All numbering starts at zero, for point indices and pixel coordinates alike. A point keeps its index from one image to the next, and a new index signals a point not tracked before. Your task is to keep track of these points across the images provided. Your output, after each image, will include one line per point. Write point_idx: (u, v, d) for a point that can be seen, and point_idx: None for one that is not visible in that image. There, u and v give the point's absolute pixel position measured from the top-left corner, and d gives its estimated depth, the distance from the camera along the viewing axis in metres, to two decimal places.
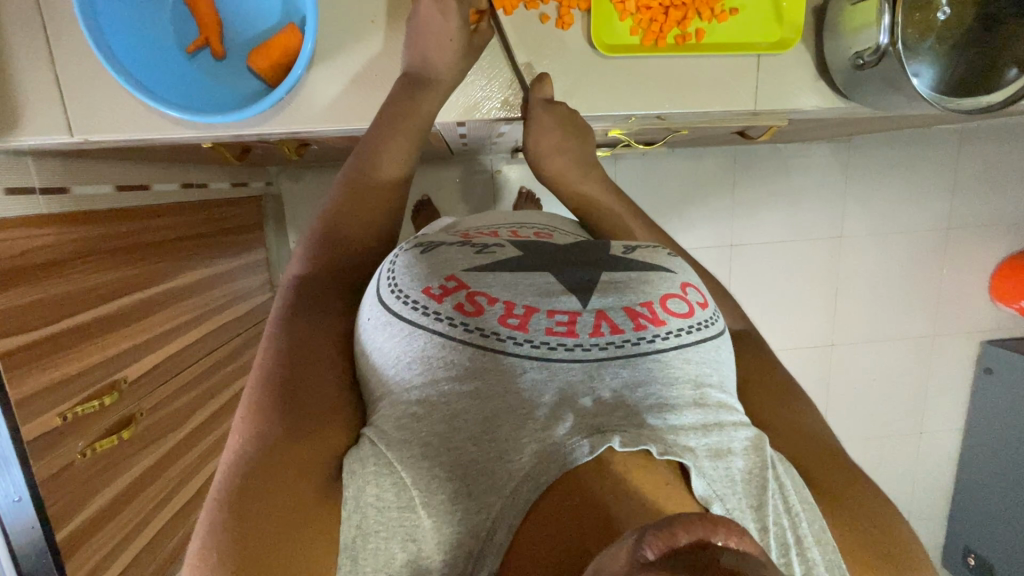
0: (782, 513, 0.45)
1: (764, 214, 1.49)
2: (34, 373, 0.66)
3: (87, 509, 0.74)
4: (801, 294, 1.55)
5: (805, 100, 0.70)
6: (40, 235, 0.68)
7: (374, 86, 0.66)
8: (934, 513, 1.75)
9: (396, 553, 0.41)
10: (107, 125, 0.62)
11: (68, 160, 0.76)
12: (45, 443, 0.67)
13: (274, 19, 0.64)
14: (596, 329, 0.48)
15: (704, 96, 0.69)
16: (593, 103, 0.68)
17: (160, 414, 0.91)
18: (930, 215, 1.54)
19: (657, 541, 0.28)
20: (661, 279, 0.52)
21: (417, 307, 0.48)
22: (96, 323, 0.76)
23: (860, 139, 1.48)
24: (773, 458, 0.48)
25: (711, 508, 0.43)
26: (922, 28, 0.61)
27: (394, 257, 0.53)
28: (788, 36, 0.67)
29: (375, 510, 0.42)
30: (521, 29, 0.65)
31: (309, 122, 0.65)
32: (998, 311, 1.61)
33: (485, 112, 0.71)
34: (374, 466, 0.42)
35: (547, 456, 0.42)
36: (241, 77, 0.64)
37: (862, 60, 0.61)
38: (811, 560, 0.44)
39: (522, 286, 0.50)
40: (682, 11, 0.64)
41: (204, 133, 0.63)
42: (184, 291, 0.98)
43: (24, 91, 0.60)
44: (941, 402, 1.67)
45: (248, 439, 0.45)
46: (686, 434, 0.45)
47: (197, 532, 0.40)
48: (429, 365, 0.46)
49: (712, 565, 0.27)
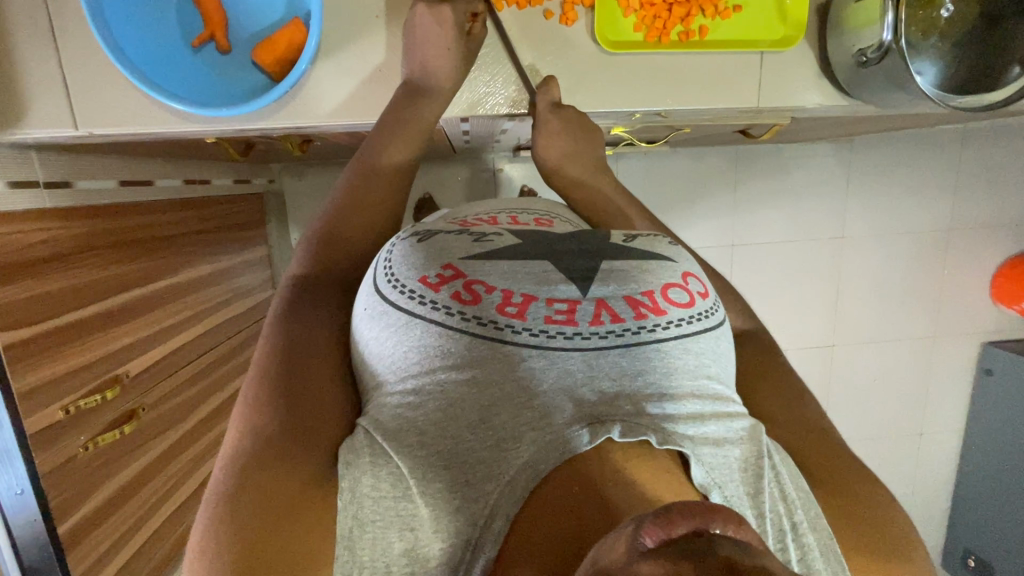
0: (779, 501, 0.45)
1: (765, 214, 1.50)
2: (35, 366, 0.66)
3: (89, 502, 0.74)
4: (802, 294, 1.55)
5: (808, 98, 0.70)
6: (44, 230, 0.69)
7: (378, 80, 0.66)
8: (934, 514, 1.75)
9: (394, 542, 0.41)
10: (111, 119, 0.62)
11: (72, 155, 0.77)
12: (47, 437, 0.67)
13: (280, 13, 0.64)
14: (596, 318, 0.47)
15: (707, 92, 0.69)
16: (597, 99, 0.68)
17: (161, 410, 0.91)
18: (931, 216, 1.54)
19: (655, 529, 0.29)
20: (662, 268, 0.52)
21: (413, 295, 0.48)
22: (98, 318, 0.76)
23: (861, 139, 1.48)
24: (769, 447, 0.48)
25: (710, 495, 0.44)
26: (926, 26, 0.62)
27: (391, 246, 0.53)
28: (792, 33, 0.67)
29: (371, 500, 0.41)
30: (526, 27, 0.65)
31: (313, 117, 0.65)
32: (999, 312, 1.61)
33: (490, 107, 0.70)
34: (370, 457, 0.43)
35: (546, 445, 0.43)
36: (245, 71, 0.65)
37: (865, 57, 0.62)
38: (806, 547, 0.44)
39: (521, 274, 0.50)
40: (685, 7, 0.64)
41: (208, 127, 0.64)
42: (185, 287, 0.98)
43: (29, 85, 0.60)
44: (941, 403, 1.67)
45: (243, 433, 0.45)
46: (684, 423, 0.46)
47: (197, 527, 0.40)
48: (426, 354, 0.46)
49: (710, 550, 0.27)
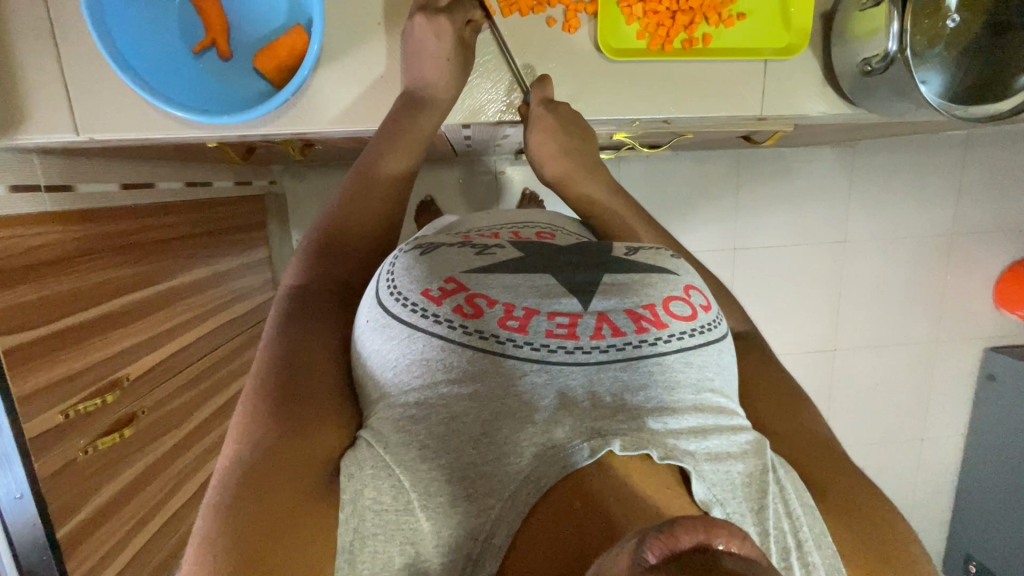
0: (783, 517, 0.44)
1: (767, 218, 1.49)
2: (37, 370, 0.66)
3: (88, 506, 0.74)
4: (803, 299, 1.55)
5: (812, 106, 0.70)
6: (46, 233, 0.69)
7: (379, 87, 0.66)
8: (934, 520, 1.74)
9: (395, 556, 0.41)
10: (112, 123, 0.62)
11: (73, 157, 0.77)
12: (46, 441, 0.67)
13: (281, 19, 0.64)
14: (597, 332, 0.47)
15: (710, 100, 0.68)
16: (599, 107, 0.68)
17: (159, 412, 0.91)
18: (934, 220, 1.53)
19: (659, 545, 0.28)
20: (665, 281, 0.52)
21: (415, 309, 0.48)
22: (99, 321, 0.76)
23: (865, 143, 1.47)
24: (772, 461, 0.48)
25: (711, 512, 0.43)
26: (932, 35, 0.61)
27: (393, 258, 0.53)
28: (796, 41, 0.67)
29: (373, 513, 0.41)
30: (527, 34, 0.65)
31: (315, 124, 0.65)
32: (1002, 318, 1.60)
33: (490, 114, 0.70)
34: (373, 469, 0.42)
35: (548, 458, 0.43)
36: (247, 77, 0.64)
37: (870, 66, 0.61)
38: (811, 563, 0.43)
39: (522, 288, 0.50)
40: (689, 15, 0.64)
41: (209, 133, 0.63)
42: (186, 289, 0.98)
43: (30, 91, 0.60)
44: (942, 409, 1.66)
45: (243, 445, 0.44)
46: (686, 438, 0.45)
47: (195, 536, 0.40)
48: (428, 369, 0.46)
49: (715, 568, 0.27)
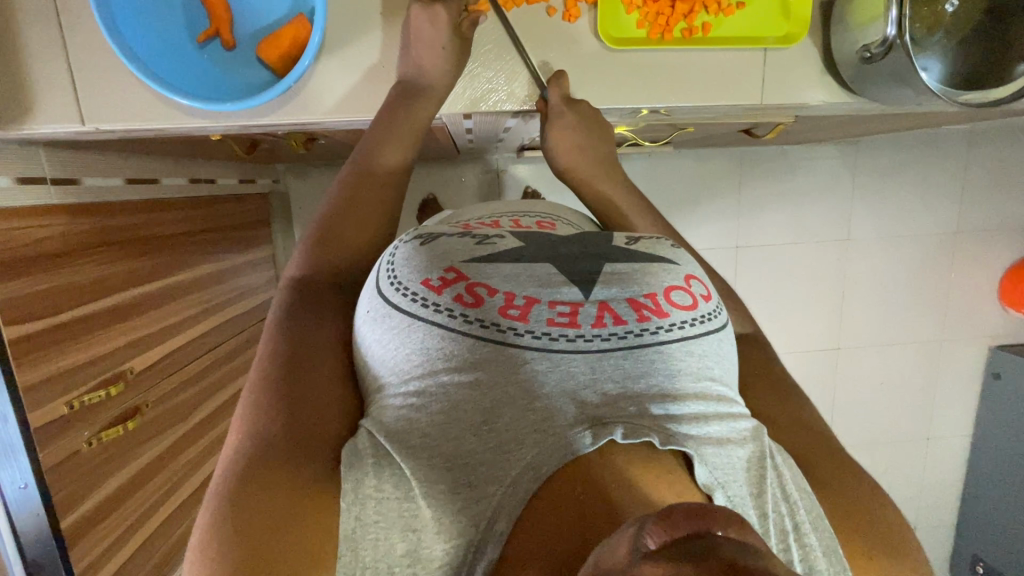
0: (780, 501, 0.45)
1: (770, 215, 1.49)
2: (44, 360, 0.67)
3: (91, 498, 0.74)
4: (807, 298, 1.54)
5: (811, 96, 0.70)
6: (51, 226, 0.70)
7: (381, 77, 0.66)
8: (941, 520, 1.73)
9: (396, 543, 0.41)
10: (118, 114, 0.63)
11: (80, 152, 0.77)
12: (51, 432, 0.68)
13: (284, 9, 0.64)
14: (598, 321, 0.47)
15: (710, 88, 0.69)
16: (598, 96, 0.69)
17: (162, 407, 0.91)
18: (938, 218, 1.53)
19: (658, 531, 0.29)
20: (665, 270, 0.52)
21: (416, 298, 0.48)
22: (103, 315, 0.77)
23: (868, 140, 1.47)
24: (772, 448, 0.48)
25: (712, 497, 0.43)
26: (931, 22, 0.62)
27: (394, 249, 0.53)
28: (796, 30, 0.67)
29: (374, 501, 0.41)
30: (528, 24, 0.66)
31: (318, 113, 0.66)
32: (1008, 316, 1.59)
33: (492, 103, 0.70)
34: (373, 459, 0.43)
35: (549, 447, 0.43)
36: (249, 68, 0.65)
37: (869, 53, 0.61)
38: (809, 547, 0.44)
39: (523, 277, 0.49)
40: (688, 5, 0.64)
41: (212, 122, 0.64)
42: (190, 285, 0.99)
43: (36, 82, 0.61)
44: (948, 407, 1.65)
45: (245, 436, 0.45)
46: (687, 424, 0.45)
47: (198, 526, 0.40)
48: (429, 356, 0.46)
49: (712, 552, 0.26)
